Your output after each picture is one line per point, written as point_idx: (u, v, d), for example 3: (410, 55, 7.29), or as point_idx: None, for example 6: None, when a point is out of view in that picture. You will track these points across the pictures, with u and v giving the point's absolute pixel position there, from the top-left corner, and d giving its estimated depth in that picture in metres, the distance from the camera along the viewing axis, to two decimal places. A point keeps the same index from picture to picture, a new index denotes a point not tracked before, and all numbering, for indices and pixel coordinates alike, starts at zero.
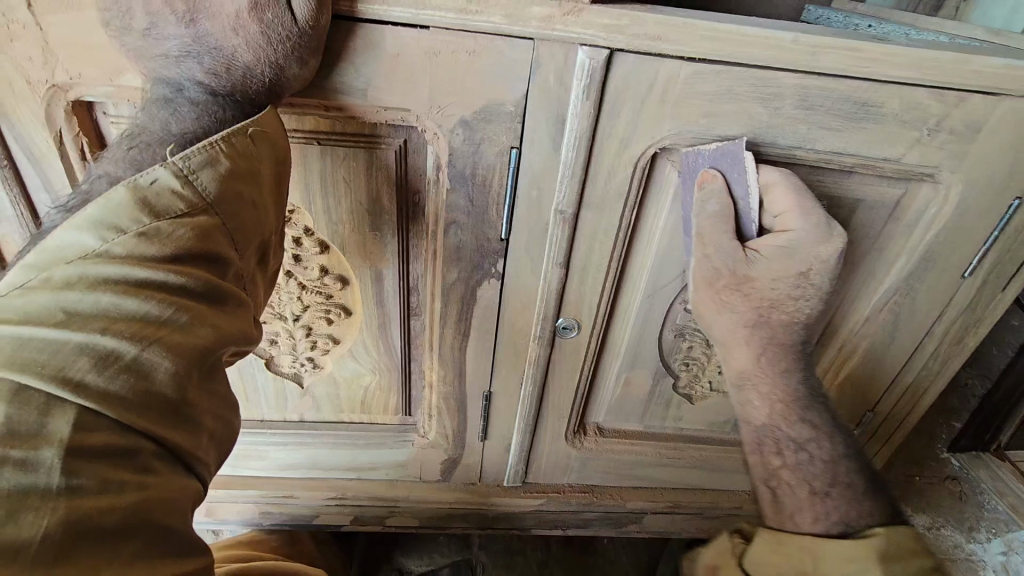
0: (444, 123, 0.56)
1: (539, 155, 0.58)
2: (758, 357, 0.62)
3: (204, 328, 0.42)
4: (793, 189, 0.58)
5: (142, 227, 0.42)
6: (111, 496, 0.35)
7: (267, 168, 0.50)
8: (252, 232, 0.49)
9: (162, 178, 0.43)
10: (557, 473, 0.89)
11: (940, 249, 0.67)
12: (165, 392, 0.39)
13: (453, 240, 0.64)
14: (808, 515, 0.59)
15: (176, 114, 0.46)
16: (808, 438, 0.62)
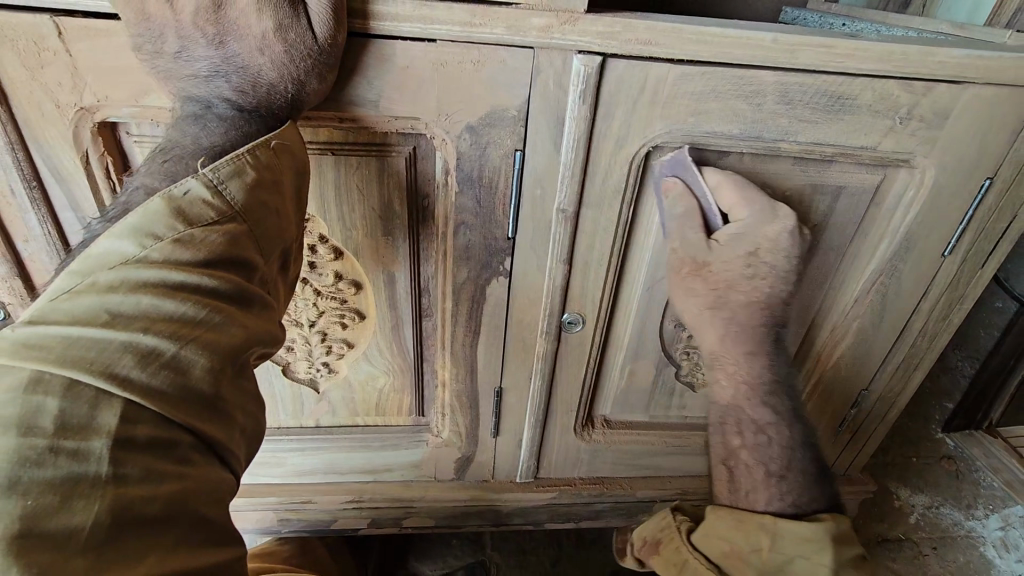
0: (452, 129, 0.60)
1: (541, 156, 0.62)
2: (723, 337, 0.66)
3: (236, 329, 0.42)
4: (736, 185, 0.64)
5: (177, 234, 0.42)
6: (154, 485, 0.34)
7: (291, 177, 0.52)
8: (279, 239, 0.50)
9: (193, 189, 0.44)
10: (568, 466, 0.92)
11: (919, 231, 0.72)
12: (202, 389, 0.38)
13: (463, 240, 0.67)
14: (763, 495, 0.64)
15: (205, 129, 0.49)
16: (769, 422, 0.65)
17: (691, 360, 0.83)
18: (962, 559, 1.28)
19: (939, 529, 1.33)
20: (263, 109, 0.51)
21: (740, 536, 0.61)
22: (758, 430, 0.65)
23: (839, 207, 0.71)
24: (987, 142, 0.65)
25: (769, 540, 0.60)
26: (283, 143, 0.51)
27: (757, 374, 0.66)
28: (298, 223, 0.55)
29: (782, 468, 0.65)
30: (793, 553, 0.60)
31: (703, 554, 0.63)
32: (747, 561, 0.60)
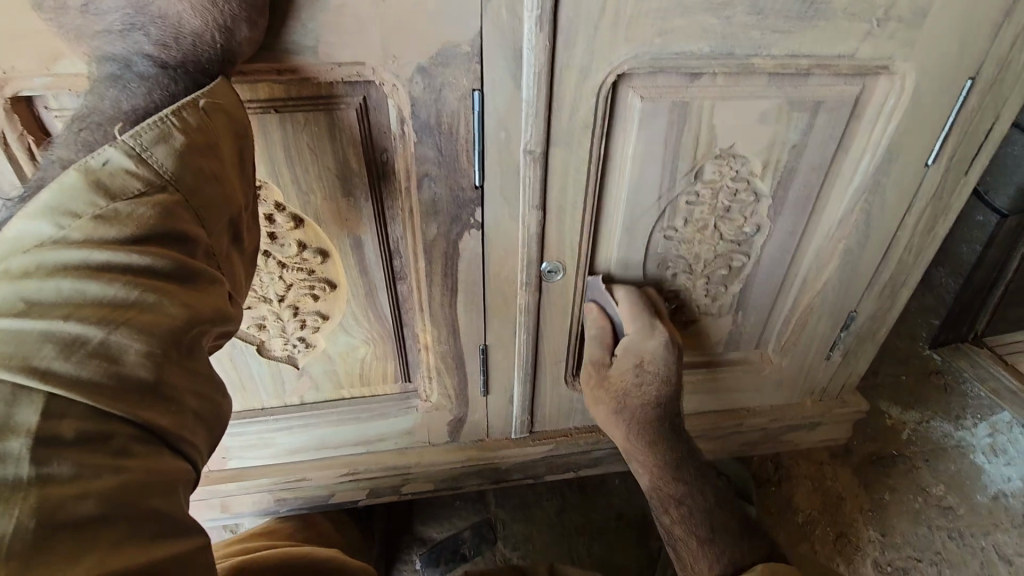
0: (402, 73, 0.55)
1: (501, 95, 0.58)
2: (628, 435, 0.81)
3: (178, 309, 0.38)
4: (633, 319, 0.76)
5: (97, 210, 0.38)
6: (83, 482, 0.31)
7: (230, 142, 0.47)
8: (224, 209, 0.46)
9: (114, 159, 0.40)
10: (563, 418, 0.91)
11: (902, 141, 0.69)
12: (139, 374, 0.35)
13: (428, 193, 0.63)
14: None
15: (126, 90, 0.45)
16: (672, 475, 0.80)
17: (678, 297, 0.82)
18: (953, 468, 1.36)
19: (931, 442, 1.40)
20: (191, 66, 0.46)
21: None
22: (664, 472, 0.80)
23: (818, 123, 0.68)
24: (968, 40, 0.62)
25: None
26: (217, 103, 0.46)
27: (661, 463, 0.81)
28: (247, 188, 0.50)
29: (708, 532, 0.77)
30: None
31: None
32: None
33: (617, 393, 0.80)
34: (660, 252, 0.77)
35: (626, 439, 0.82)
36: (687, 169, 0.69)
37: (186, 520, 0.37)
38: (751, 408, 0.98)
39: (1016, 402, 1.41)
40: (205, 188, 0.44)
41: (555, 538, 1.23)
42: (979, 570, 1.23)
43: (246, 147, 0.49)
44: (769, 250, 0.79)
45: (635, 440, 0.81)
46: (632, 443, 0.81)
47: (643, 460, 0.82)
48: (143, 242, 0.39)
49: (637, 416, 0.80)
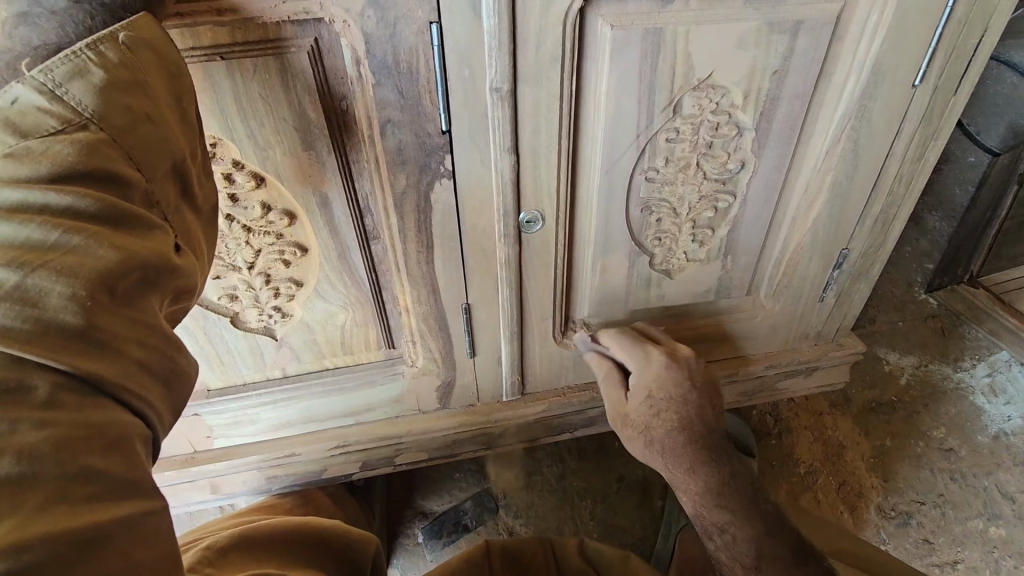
0: (352, 6, 0.51)
1: (460, 28, 0.54)
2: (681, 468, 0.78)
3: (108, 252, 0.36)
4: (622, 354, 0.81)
5: (7, 148, 0.37)
6: (0, 438, 0.29)
7: (161, 78, 0.44)
8: (165, 151, 0.43)
9: (23, 97, 0.38)
10: (554, 376, 0.89)
11: (886, 60, 0.66)
12: (64, 319, 0.33)
13: (393, 141, 0.60)
14: None
15: (35, 27, 0.41)
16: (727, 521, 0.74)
17: (664, 244, 0.80)
18: (954, 411, 1.35)
19: (931, 385, 1.39)
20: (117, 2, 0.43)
21: None
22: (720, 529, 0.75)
23: (798, 45, 0.64)
24: None
25: None
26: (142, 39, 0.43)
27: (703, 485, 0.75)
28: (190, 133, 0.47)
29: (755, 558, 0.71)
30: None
31: None
32: None
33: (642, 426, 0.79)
34: (642, 196, 0.74)
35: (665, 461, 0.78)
36: (665, 103, 0.66)
37: (141, 478, 0.35)
38: (746, 356, 0.96)
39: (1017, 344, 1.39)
40: (135, 127, 0.41)
41: (557, 503, 1.22)
42: (982, 509, 1.24)
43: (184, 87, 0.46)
44: (755, 187, 0.76)
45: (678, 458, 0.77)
46: (674, 463, 0.77)
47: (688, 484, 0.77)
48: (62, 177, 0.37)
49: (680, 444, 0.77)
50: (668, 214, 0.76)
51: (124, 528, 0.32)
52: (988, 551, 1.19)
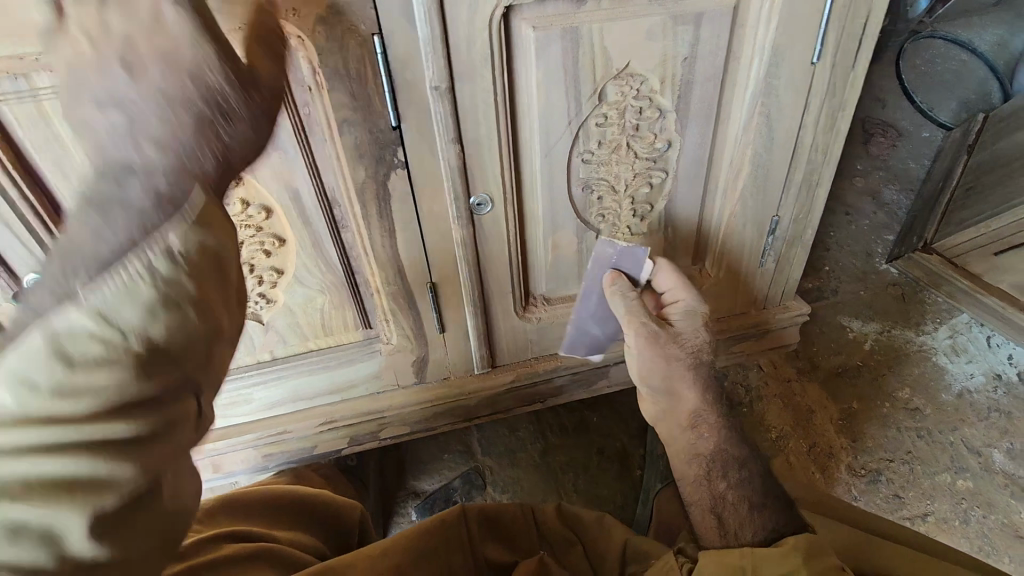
0: (304, 25, 0.61)
1: (398, 36, 0.64)
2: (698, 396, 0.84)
3: (131, 287, 0.40)
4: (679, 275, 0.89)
5: (91, 332, 0.39)
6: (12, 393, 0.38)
7: (193, 95, 0.47)
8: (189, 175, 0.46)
9: (108, 301, 0.40)
10: (521, 349, 0.98)
11: (782, 42, 0.75)
12: (129, 499, 0.40)
13: (350, 138, 0.69)
14: (748, 528, 0.74)
15: (113, 220, 0.42)
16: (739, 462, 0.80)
17: (608, 220, 0.88)
18: (918, 372, 1.42)
19: (895, 349, 1.46)
20: (160, 36, 0.47)
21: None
22: (736, 468, 0.79)
23: (703, 34, 0.73)
24: None
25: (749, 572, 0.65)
26: (180, 62, 0.47)
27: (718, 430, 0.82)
28: (241, 134, 0.51)
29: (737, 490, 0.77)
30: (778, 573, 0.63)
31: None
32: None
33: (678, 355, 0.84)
34: (582, 177, 0.83)
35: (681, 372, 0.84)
36: (591, 91, 0.75)
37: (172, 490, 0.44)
38: None
39: (995, 314, 1.43)
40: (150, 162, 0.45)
41: (542, 476, 1.30)
42: (949, 462, 1.30)
43: (241, 97, 0.50)
44: (684, 162, 0.85)
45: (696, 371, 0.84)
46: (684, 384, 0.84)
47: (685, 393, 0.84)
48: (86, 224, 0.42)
49: (689, 366, 0.84)
50: (608, 192, 0.85)
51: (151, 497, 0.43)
52: (956, 502, 1.26)
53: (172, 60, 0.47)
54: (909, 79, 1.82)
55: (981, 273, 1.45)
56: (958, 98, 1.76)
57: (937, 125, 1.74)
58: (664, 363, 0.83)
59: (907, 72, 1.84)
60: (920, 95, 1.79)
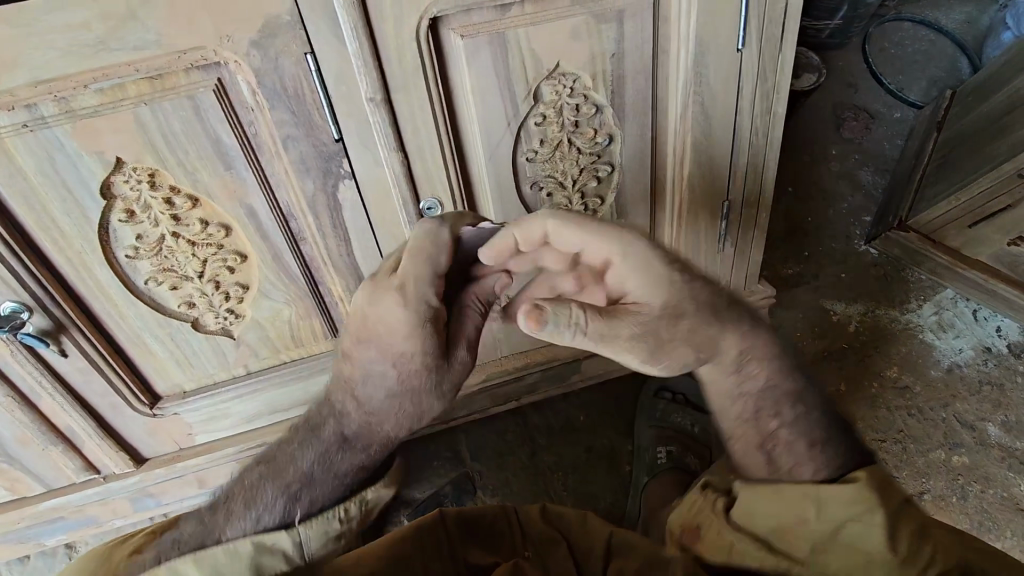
0: (238, 50, 0.65)
1: (330, 55, 0.68)
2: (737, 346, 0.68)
3: (321, 522, 0.65)
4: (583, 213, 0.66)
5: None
6: None
7: (392, 346, 0.65)
8: (375, 439, 0.69)
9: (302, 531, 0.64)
10: (489, 350, 1.00)
11: (706, 32, 0.77)
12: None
13: (295, 153, 0.73)
14: (811, 466, 0.65)
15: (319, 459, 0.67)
16: (793, 395, 0.69)
17: None
18: (905, 350, 1.41)
19: (881, 330, 1.45)
20: (372, 339, 0.65)
21: (785, 510, 0.62)
22: (794, 401, 0.68)
23: (627, 31, 0.77)
24: None
25: (812, 505, 0.61)
26: (386, 342, 0.65)
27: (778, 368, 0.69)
28: (465, 354, 0.70)
29: (808, 434, 0.67)
30: (843, 518, 0.59)
31: (745, 534, 0.63)
32: (798, 534, 0.61)
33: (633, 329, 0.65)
34: (530, 176, 0.86)
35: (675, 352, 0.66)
36: (526, 93, 0.78)
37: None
38: None
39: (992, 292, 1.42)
40: (340, 408, 0.70)
41: (531, 477, 1.31)
42: (943, 439, 1.30)
43: (445, 364, 0.68)
44: (628, 154, 0.88)
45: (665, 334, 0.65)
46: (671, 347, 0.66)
47: (677, 351, 0.66)
48: (293, 466, 0.67)
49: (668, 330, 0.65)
50: (557, 188, 0.88)
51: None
52: (952, 479, 1.25)
53: (364, 317, 0.65)
54: (878, 61, 1.82)
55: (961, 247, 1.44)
56: (928, 77, 1.77)
57: (909, 105, 1.74)
58: (685, 343, 0.66)
59: (875, 55, 1.84)
60: (889, 77, 1.79)
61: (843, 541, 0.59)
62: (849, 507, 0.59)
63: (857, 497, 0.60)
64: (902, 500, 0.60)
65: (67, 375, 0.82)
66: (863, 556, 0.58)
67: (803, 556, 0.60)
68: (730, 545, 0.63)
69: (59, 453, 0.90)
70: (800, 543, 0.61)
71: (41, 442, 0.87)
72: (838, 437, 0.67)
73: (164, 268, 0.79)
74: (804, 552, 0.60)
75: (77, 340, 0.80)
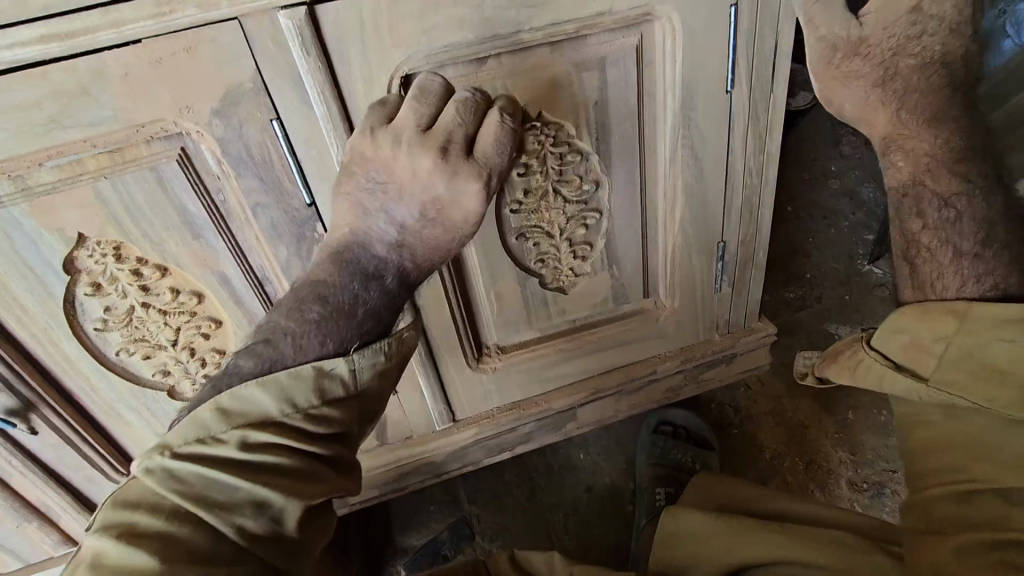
0: (200, 120, 0.62)
1: (298, 120, 0.64)
2: (898, 114, 0.69)
3: (371, 352, 0.60)
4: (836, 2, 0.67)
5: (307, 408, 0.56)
6: None
7: (437, 195, 0.62)
8: (441, 250, 0.66)
9: (338, 365, 0.58)
10: (479, 402, 0.97)
11: (691, 76, 0.74)
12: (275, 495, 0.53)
13: (266, 220, 0.70)
14: (955, 277, 0.65)
15: (364, 285, 0.63)
16: (954, 193, 0.67)
17: (549, 265, 0.87)
18: None
19: None
20: (441, 221, 0.63)
21: (929, 329, 0.63)
22: (942, 203, 0.67)
23: (609, 78, 0.73)
24: None
25: (964, 329, 0.61)
26: (451, 224, 0.64)
27: (933, 205, 0.68)
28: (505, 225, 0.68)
29: (977, 242, 0.65)
30: (1010, 334, 0.58)
31: (881, 354, 0.68)
32: (929, 351, 0.63)
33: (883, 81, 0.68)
34: (515, 226, 0.83)
35: (896, 118, 0.69)
36: None
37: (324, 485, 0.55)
38: (662, 354, 1.02)
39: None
40: (376, 227, 0.64)
41: (530, 520, 1.27)
42: None
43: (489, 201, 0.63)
44: (617, 200, 0.84)
45: (908, 117, 0.68)
46: (904, 124, 0.69)
47: (912, 150, 0.69)
48: (351, 217, 0.65)
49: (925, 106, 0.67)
50: (544, 238, 0.84)
51: (334, 474, 0.57)
52: None
53: (433, 191, 0.61)
54: None
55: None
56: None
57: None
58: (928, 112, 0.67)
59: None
60: None
61: (976, 360, 0.60)
62: (1001, 326, 0.59)
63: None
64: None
65: (38, 450, 0.80)
66: (997, 372, 0.59)
67: (928, 370, 0.64)
68: (873, 364, 0.68)
69: (34, 528, 0.87)
70: (924, 358, 0.64)
71: (16, 517, 0.84)
72: (986, 226, 0.66)
73: (135, 337, 0.76)
74: (929, 368, 0.64)
75: (46, 416, 0.77)
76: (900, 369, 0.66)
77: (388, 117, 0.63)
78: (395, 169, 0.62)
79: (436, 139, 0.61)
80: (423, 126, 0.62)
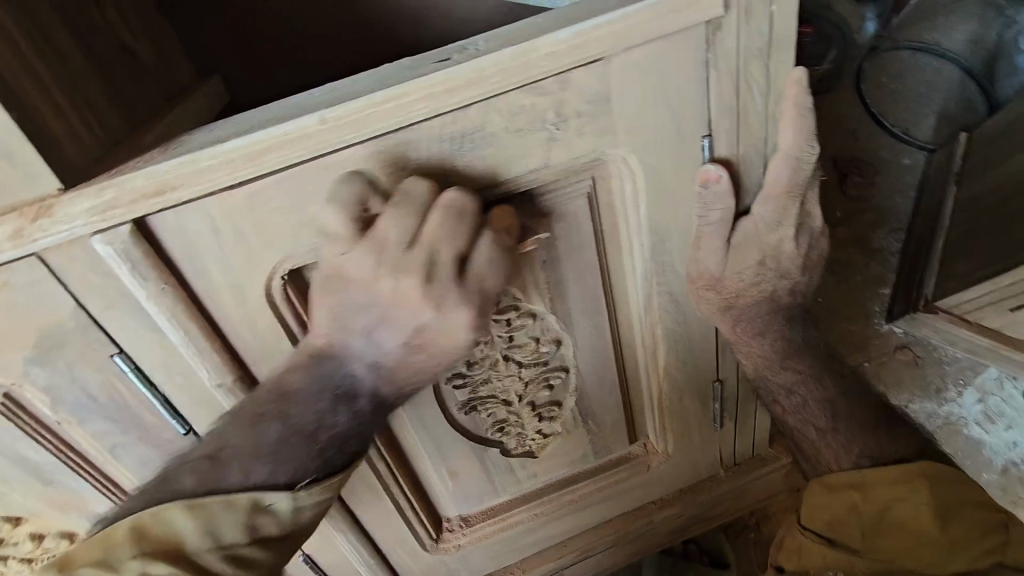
0: (14, 370, 0.47)
1: (148, 349, 0.49)
2: (735, 326, 0.67)
3: None
4: (745, 165, 0.56)
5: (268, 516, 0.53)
6: None
7: None
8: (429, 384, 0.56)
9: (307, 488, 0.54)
10: (446, 575, 0.85)
11: (661, 220, 0.59)
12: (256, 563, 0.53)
13: (133, 457, 0.55)
14: (834, 453, 0.73)
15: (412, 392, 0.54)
16: (795, 382, 0.73)
17: (512, 432, 0.72)
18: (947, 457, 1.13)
19: None
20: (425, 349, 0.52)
21: (837, 503, 0.70)
22: (789, 391, 0.73)
23: (558, 234, 0.58)
24: (678, 105, 0.51)
25: (858, 491, 0.69)
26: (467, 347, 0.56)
27: (768, 351, 0.71)
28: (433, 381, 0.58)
29: (830, 421, 0.73)
30: (890, 498, 0.68)
31: (813, 532, 0.71)
32: (851, 522, 0.69)
33: (730, 298, 0.64)
34: (463, 399, 0.67)
35: (733, 330, 0.68)
36: None
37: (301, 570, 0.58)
38: (658, 500, 0.90)
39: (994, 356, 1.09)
40: (468, 303, 0.54)
41: None
42: None
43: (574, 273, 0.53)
44: (584, 358, 0.68)
45: (741, 331, 0.68)
46: (743, 331, 0.68)
47: (749, 351, 0.71)
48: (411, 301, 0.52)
49: (785, 307, 0.67)
50: (501, 406, 0.69)
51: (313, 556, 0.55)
52: None
53: None
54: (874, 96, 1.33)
55: (1002, 327, 1.05)
56: (937, 109, 1.31)
57: (917, 149, 1.30)
58: (763, 317, 0.67)
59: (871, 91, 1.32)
60: (892, 117, 1.32)
61: (889, 521, 0.68)
62: (895, 483, 0.68)
63: (901, 474, 0.68)
64: (959, 495, 0.67)
65: None
66: (909, 531, 0.67)
67: (859, 542, 0.68)
68: (814, 549, 0.70)
69: None
70: (852, 531, 0.69)
71: None
72: (835, 405, 0.73)
73: None
74: (858, 540, 0.68)
75: None
76: (833, 544, 0.69)
77: (356, 240, 0.48)
78: (382, 294, 0.49)
79: (473, 231, 0.48)
80: (407, 241, 0.47)
